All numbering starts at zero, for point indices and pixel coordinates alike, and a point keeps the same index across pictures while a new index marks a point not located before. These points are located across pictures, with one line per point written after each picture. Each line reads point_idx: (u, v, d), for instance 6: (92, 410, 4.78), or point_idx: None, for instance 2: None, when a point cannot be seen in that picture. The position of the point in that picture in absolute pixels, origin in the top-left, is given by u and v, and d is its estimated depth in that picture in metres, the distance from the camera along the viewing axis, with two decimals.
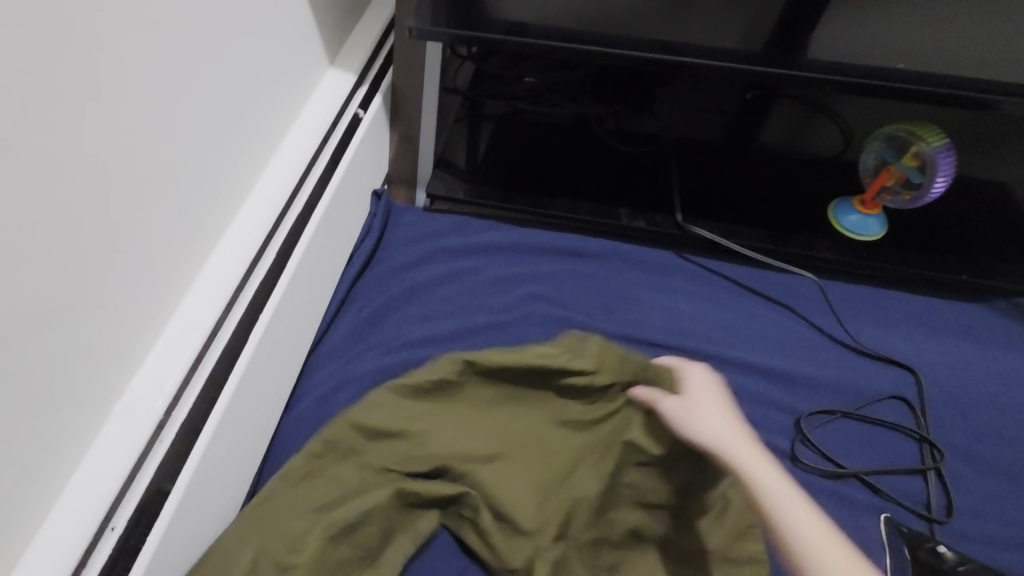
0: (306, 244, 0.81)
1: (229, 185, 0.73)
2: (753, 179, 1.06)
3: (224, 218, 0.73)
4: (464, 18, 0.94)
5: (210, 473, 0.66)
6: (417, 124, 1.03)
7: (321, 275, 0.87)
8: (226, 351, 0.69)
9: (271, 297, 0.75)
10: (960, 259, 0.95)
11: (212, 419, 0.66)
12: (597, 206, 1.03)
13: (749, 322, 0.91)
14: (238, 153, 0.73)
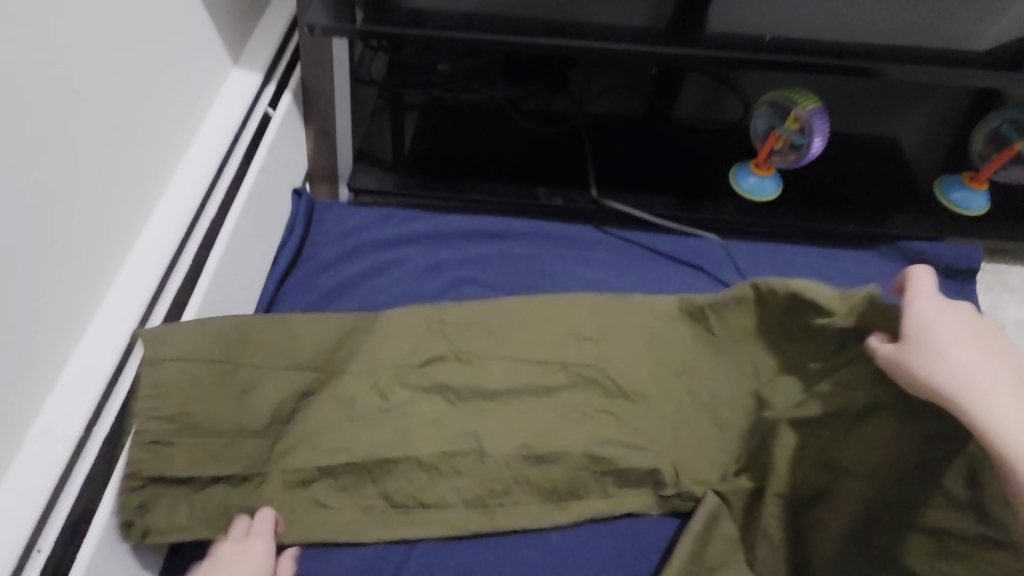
0: (220, 253, 0.80)
1: (134, 197, 0.73)
2: (663, 147, 1.12)
3: (131, 232, 0.72)
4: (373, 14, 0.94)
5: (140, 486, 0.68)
6: (332, 119, 1.03)
7: (244, 276, 0.88)
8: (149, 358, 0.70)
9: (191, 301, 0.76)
10: (849, 210, 1.04)
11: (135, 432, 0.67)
12: (516, 186, 1.07)
13: (662, 285, 0.97)
14: (137, 165, 0.72)
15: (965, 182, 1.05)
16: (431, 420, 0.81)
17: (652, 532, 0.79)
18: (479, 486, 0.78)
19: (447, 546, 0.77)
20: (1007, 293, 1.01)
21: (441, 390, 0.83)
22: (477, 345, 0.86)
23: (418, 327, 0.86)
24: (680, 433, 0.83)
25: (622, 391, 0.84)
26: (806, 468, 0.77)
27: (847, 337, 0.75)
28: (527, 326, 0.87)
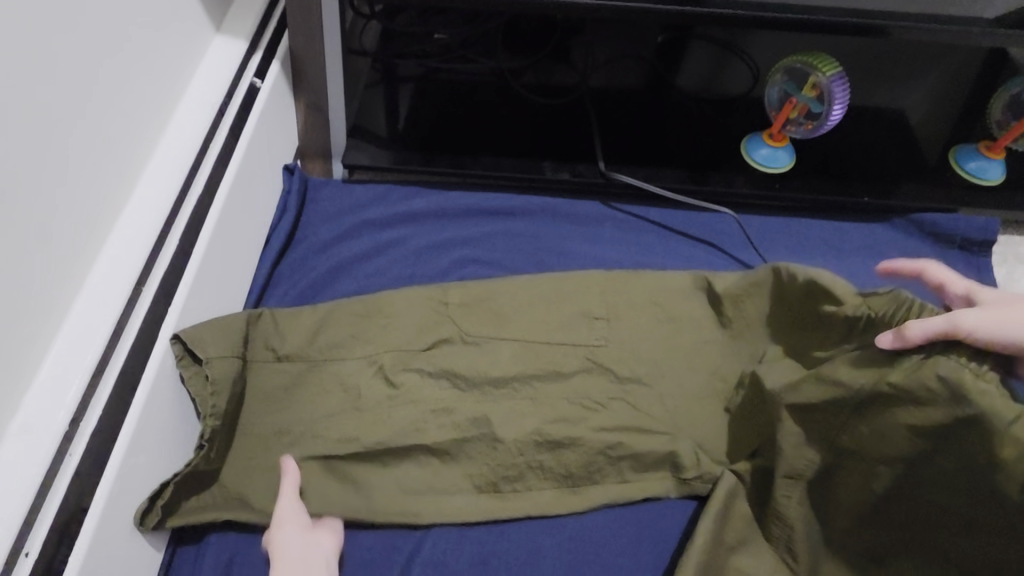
0: (210, 234, 0.75)
1: (112, 173, 0.67)
2: (670, 118, 1.08)
3: (111, 211, 0.67)
4: None
5: (135, 482, 0.64)
6: (323, 92, 0.97)
7: (236, 259, 0.83)
8: (137, 347, 0.65)
9: (180, 286, 0.71)
10: (863, 182, 1.00)
11: (127, 426, 0.62)
12: (520, 160, 1.02)
13: (674, 261, 0.94)
14: (115, 138, 0.66)
15: (981, 151, 1.02)
16: (439, 406, 0.78)
17: (672, 516, 0.76)
18: (490, 472, 0.75)
19: (459, 535, 0.74)
20: None
21: (444, 376, 0.79)
22: (481, 327, 0.82)
23: (429, 313, 0.83)
24: (695, 415, 0.80)
25: (634, 376, 0.81)
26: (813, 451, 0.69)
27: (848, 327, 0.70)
28: (534, 308, 0.84)
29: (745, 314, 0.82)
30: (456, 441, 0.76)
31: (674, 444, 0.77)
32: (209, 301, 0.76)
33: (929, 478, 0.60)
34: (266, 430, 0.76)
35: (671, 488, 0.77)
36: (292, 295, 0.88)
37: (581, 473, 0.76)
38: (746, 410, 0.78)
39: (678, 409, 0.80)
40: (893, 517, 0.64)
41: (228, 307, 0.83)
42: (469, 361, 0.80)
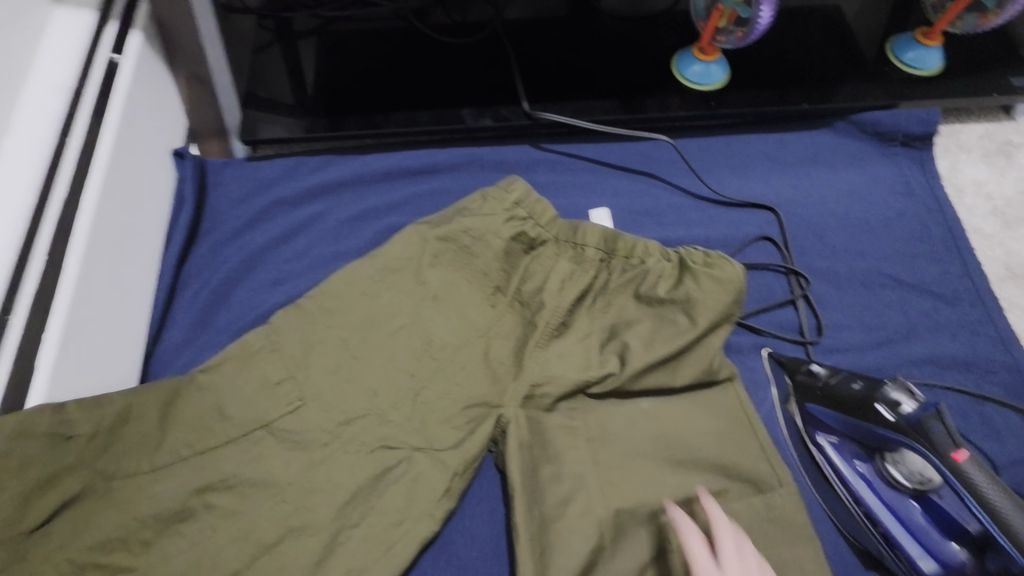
0: (85, 241, 0.65)
1: None
2: (595, 43, 0.99)
3: None
4: (295, 82, 0.96)
5: (73, 528, 0.60)
6: (204, 62, 0.86)
7: (122, 339, 0.72)
8: (13, 391, 0.59)
9: (85, 197, 0.66)
10: (799, 87, 0.95)
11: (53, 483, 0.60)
12: (438, 111, 0.93)
13: (615, 199, 0.88)
14: None
15: (918, 39, 0.97)
16: (374, 390, 0.71)
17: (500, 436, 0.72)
18: (450, 460, 0.69)
19: (419, 530, 0.67)
20: (967, 154, 0.95)
21: (180, 506, 0.63)
22: (143, 420, 0.65)
23: (358, 294, 0.76)
24: (478, 367, 0.73)
25: (583, 328, 0.75)
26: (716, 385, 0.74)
27: (539, 274, 0.76)
28: (463, 272, 0.77)
29: (453, 269, 0.77)
30: (404, 429, 0.70)
31: (506, 407, 0.72)
32: (80, 382, 0.65)
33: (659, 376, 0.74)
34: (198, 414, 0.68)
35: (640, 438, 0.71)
36: (205, 292, 0.80)
37: (538, 440, 0.71)
38: (511, 357, 0.74)
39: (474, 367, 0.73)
40: (717, 410, 0.73)
41: (112, 385, 0.70)
42: (148, 494, 0.63)
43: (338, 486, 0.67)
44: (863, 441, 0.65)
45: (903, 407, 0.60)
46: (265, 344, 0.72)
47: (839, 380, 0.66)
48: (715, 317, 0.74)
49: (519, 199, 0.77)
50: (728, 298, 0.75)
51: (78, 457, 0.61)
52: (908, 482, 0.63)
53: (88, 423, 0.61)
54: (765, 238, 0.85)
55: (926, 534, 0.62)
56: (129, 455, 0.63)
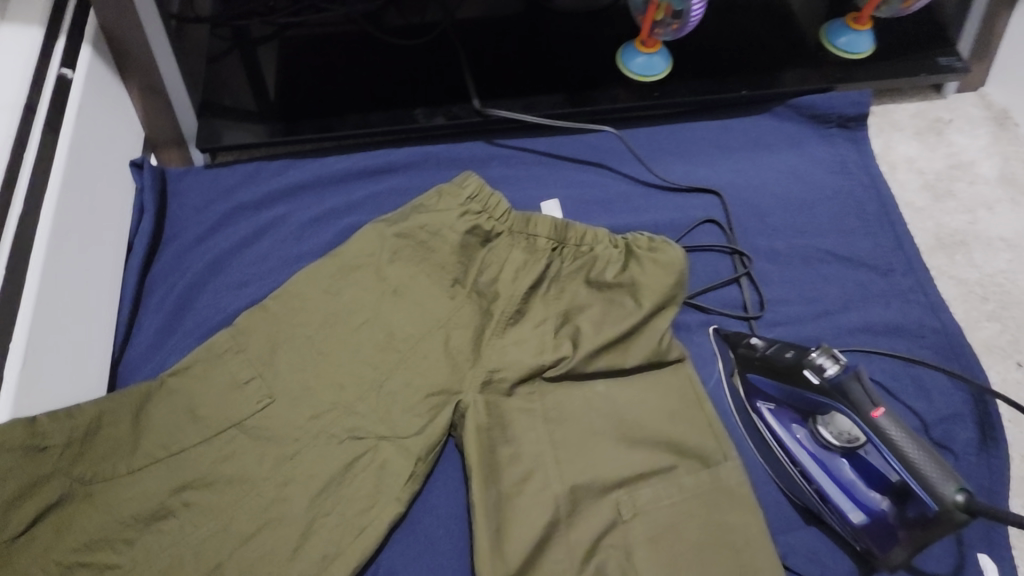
0: (45, 252, 0.68)
1: None
2: (542, 39, 1.02)
3: None
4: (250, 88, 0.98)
5: (54, 532, 0.62)
6: (158, 73, 0.88)
7: (88, 350, 0.74)
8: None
9: (43, 211, 0.69)
10: (739, 75, 0.99)
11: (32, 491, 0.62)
12: (391, 113, 0.95)
13: (568, 189, 0.91)
14: None
15: (849, 25, 1.01)
16: (339, 384, 0.74)
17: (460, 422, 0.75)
18: (414, 448, 0.73)
19: (389, 513, 0.70)
20: (900, 132, 1.00)
21: (158, 505, 0.65)
22: (116, 426, 0.67)
23: (320, 293, 0.78)
24: (439, 358, 0.76)
25: (538, 314, 0.78)
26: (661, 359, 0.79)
27: (493, 265, 0.79)
28: (422, 267, 0.79)
29: (410, 263, 0.80)
30: (370, 420, 0.73)
31: (468, 393, 0.75)
32: (47, 394, 0.67)
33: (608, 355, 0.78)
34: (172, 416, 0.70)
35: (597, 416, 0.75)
36: (171, 299, 0.82)
37: (499, 423, 0.74)
38: (471, 346, 0.77)
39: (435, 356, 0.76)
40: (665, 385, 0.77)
41: (82, 396, 0.72)
42: (127, 495, 0.65)
43: (306, 478, 0.70)
44: (798, 406, 0.70)
45: (827, 370, 0.64)
46: (232, 345, 0.74)
47: (774, 350, 0.71)
48: (658, 298, 0.78)
49: (474, 194, 0.80)
50: (671, 281, 0.79)
51: (53, 466, 0.63)
52: (837, 441, 0.68)
53: (60, 431, 0.64)
54: (710, 220, 0.89)
55: (855, 490, 0.67)
56: (104, 460, 0.65)
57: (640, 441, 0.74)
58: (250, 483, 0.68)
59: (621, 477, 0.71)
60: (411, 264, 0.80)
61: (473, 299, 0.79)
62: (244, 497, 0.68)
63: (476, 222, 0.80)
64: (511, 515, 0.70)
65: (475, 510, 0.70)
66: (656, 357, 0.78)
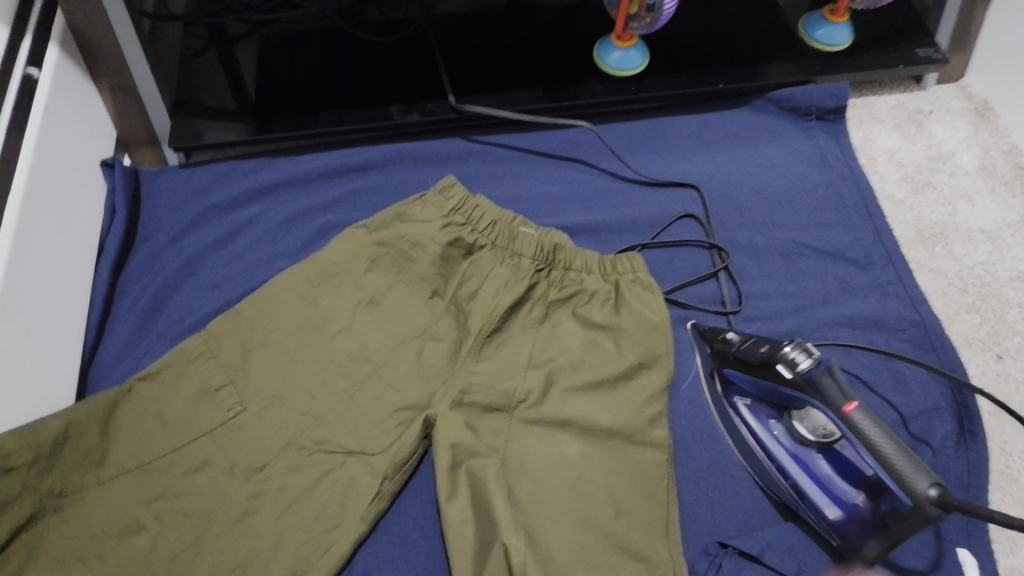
0: (8, 255, 0.67)
1: None
2: (519, 35, 1.01)
3: None
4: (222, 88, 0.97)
5: (19, 547, 0.61)
6: (128, 72, 0.87)
7: (57, 357, 0.73)
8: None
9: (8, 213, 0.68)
10: (717, 69, 0.98)
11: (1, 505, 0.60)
12: (366, 109, 0.95)
13: (546, 185, 0.91)
14: None
15: (827, 17, 1.01)
16: (311, 386, 0.73)
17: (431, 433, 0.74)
18: (391, 457, 0.71)
19: (364, 520, 0.70)
20: (879, 124, 1.00)
21: (129, 515, 0.65)
22: (85, 439, 0.66)
23: (294, 294, 0.78)
24: (413, 361, 0.75)
25: (511, 314, 0.78)
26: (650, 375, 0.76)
27: (470, 273, 0.80)
28: (402, 277, 0.80)
29: (386, 267, 0.80)
30: (343, 424, 0.72)
31: (441, 405, 0.74)
32: (14, 405, 0.65)
33: (585, 359, 0.76)
34: (139, 422, 0.69)
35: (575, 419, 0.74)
36: (142, 301, 0.81)
37: (475, 428, 0.73)
38: (444, 348, 0.76)
39: (409, 357, 0.76)
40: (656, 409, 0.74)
41: (49, 406, 0.71)
42: (97, 505, 0.64)
43: (278, 483, 0.69)
44: (775, 400, 0.69)
45: (799, 365, 0.64)
46: (203, 351, 0.73)
47: (745, 346, 0.70)
48: (634, 309, 0.77)
49: (457, 206, 0.81)
50: (655, 319, 0.77)
51: (23, 484, 0.62)
52: (813, 435, 0.68)
53: (28, 448, 0.62)
54: (688, 215, 0.89)
55: (833, 485, 0.67)
56: (73, 472, 0.64)
57: (616, 440, 0.73)
58: (222, 490, 0.68)
59: (598, 478, 0.71)
60: (386, 268, 0.80)
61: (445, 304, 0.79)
62: (217, 504, 0.67)
63: (456, 230, 0.80)
64: (486, 515, 0.70)
65: (451, 514, 0.70)
66: (638, 361, 0.76)
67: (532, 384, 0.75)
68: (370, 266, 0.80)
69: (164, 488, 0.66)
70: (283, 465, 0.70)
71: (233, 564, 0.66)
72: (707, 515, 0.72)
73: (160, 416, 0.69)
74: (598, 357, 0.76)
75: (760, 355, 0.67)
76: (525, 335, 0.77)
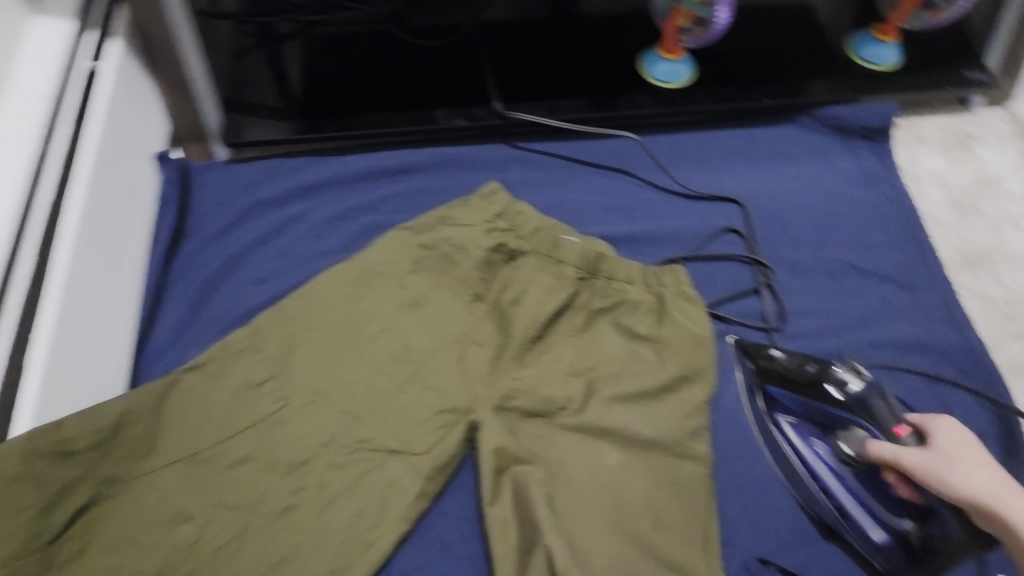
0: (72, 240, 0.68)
1: None
2: (566, 43, 1.02)
3: None
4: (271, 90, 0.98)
5: (73, 531, 0.62)
6: (183, 68, 0.89)
7: (110, 345, 0.74)
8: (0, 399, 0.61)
9: (70, 201, 0.69)
10: (763, 84, 0.99)
11: (59, 489, 0.62)
12: (413, 112, 0.96)
13: (588, 195, 0.91)
14: None
15: (875, 36, 1.01)
16: (355, 386, 0.74)
17: (472, 437, 0.75)
18: (433, 460, 0.72)
19: (405, 518, 0.70)
20: (926, 145, 0.99)
21: (178, 504, 0.65)
22: (137, 426, 0.67)
23: (340, 293, 0.79)
24: (457, 364, 0.76)
25: (553, 321, 0.78)
26: (691, 389, 0.76)
27: (511, 279, 0.80)
28: (444, 280, 0.80)
29: (430, 271, 0.81)
30: (386, 423, 0.73)
31: (483, 409, 0.74)
32: (70, 391, 0.67)
33: (626, 370, 0.76)
34: (187, 412, 0.70)
35: (617, 430, 0.74)
36: (190, 292, 0.83)
37: (515, 434, 0.73)
38: (486, 352, 0.76)
39: (452, 360, 0.76)
40: (696, 422, 0.74)
41: (103, 394, 0.73)
42: (147, 492, 0.65)
43: (320, 478, 0.70)
44: (817, 420, 0.69)
45: (850, 385, 0.64)
46: (249, 345, 0.75)
47: (790, 360, 0.70)
48: (678, 322, 0.77)
49: (500, 211, 0.82)
50: (698, 331, 0.77)
51: (79, 469, 0.63)
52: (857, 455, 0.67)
53: (86, 435, 0.63)
54: (730, 229, 0.89)
55: (881, 509, 0.67)
56: (126, 460, 0.66)
57: (657, 451, 0.73)
58: (268, 483, 0.69)
59: (638, 489, 0.71)
60: (429, 272, 0.81)
61: (487, 310, 0.80)
62: (262, 497, 0.68)
63: (500, 237, 0.81)
64: (526, 521, 0.69)
65: (491, 517, 0.70)
66: (679, 374, 0.76)
67: (576, 395, 0.75)
68: (414, 269, 0.80)
69: (212, 477, 0.68)
70: (325, 461, 0.70)
71: (275, 556, 0.66)
72: (748, 533, 0.71)
73: (209, 407, 0.71)
74: (640, 368, 0.76)
75: (808, 377, 0.68)
76: (565, 343, 0.78)
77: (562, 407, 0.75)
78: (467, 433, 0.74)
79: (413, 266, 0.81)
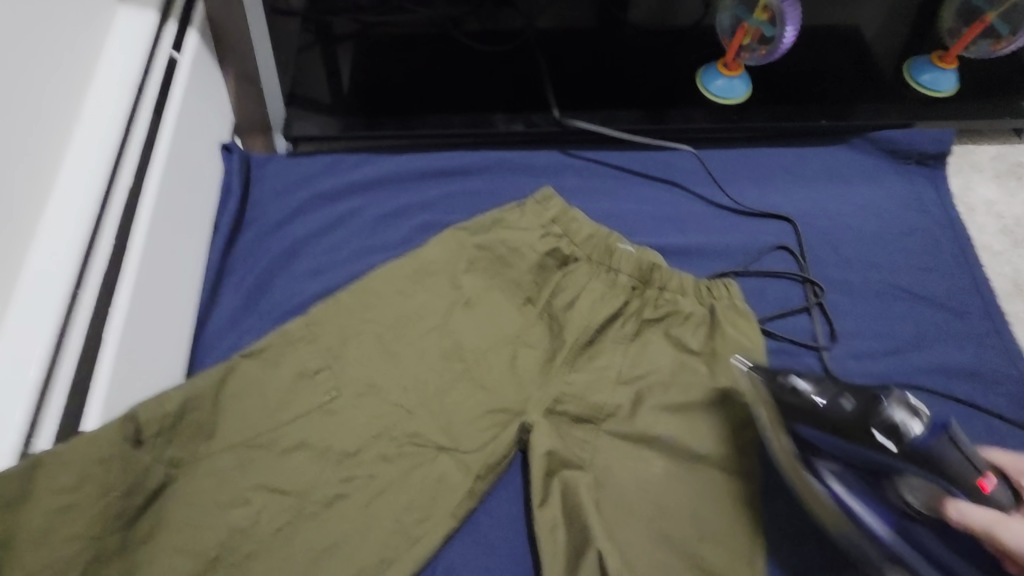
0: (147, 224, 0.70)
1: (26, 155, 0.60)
2: (624, 54, 1.03)
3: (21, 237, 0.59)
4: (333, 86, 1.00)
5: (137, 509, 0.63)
6: (251, 61, 0.91)
7: (173, 329, 0.75)
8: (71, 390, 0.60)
9: (146, 187, 0.71)
10: (822, 105, 0.99)
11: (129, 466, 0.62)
12: (471, 115, 0.98)
13: (641, 206, 0.91)
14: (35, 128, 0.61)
15: (935, 62, 1.01)
16: (408, 381, 0.75)
17: (521, 438, 0.75)
18: (484, 458, 0.73)
19: (454, 513, 0.71)
20: (979, 173, 0.99)
21: (236, 487, 0.67)
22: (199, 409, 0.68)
23: (397, 289, 0.80)
24: (508, 366, 0.77)
25: (606, 328, 0.79)
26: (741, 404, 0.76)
27: (565, 284, 0.81)
28: (497, 282, 0.81)
29: (484, 272, 0.82)
30: (437, 420, 0.74)
31: (534, 411, 0.75)
32: (138, 371, 0.68)
33: (676, 381, 0.77)
34: (246, 397, 0.71)
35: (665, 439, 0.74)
36: (248, 280, 0.85)
37: (563, 437, 0.74)
38: (537, 355, 0.77)
39: (503, 361, 0.77)
40: (745, 437, 0.75)
41: (166, 377, 0.74)
42: (206, 474, 0.66)
43: (372, 470, 0.71)
44: (865, 468, 0.64)
45: (910, 429, 0.60)
46: (305, 334, 0.76)
47: (828, 400, 0.64)
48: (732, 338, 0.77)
49: (555, 216, 0.82)
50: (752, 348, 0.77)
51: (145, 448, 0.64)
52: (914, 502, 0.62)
53: (154, 418, 0.64)
54: (781, 247, 0.89)
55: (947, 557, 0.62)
56: (189, 443, 0.67)
57: (704, 463, 0.73)
58: (322, 471, 0.70)
59: (685, 500, 0.71)
60: (483, 273, 0.82)
61: (539, 313, 0.80)
62: (315, 485, 0.69)
63: (556, 242, 0.81)
64: (573, 525, 0.70)
65: (539, 519, 0.71)
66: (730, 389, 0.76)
67: (626, 403, 0.75)
68: (469, 269, 0.82)
69: (269, 463, 0.69)
70: (378, 453, 0.71)
71: (328, 543, 0.68)
72: (790, 548, 0.72)
73: (267, 394, 0.72)
74: (690, 380, 0.77)
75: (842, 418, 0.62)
76: (617, 350, 0.78)
77: (611, 414, 0.75)
78: (517, 433, 0.74)
79: (468, 266, 0.82)
